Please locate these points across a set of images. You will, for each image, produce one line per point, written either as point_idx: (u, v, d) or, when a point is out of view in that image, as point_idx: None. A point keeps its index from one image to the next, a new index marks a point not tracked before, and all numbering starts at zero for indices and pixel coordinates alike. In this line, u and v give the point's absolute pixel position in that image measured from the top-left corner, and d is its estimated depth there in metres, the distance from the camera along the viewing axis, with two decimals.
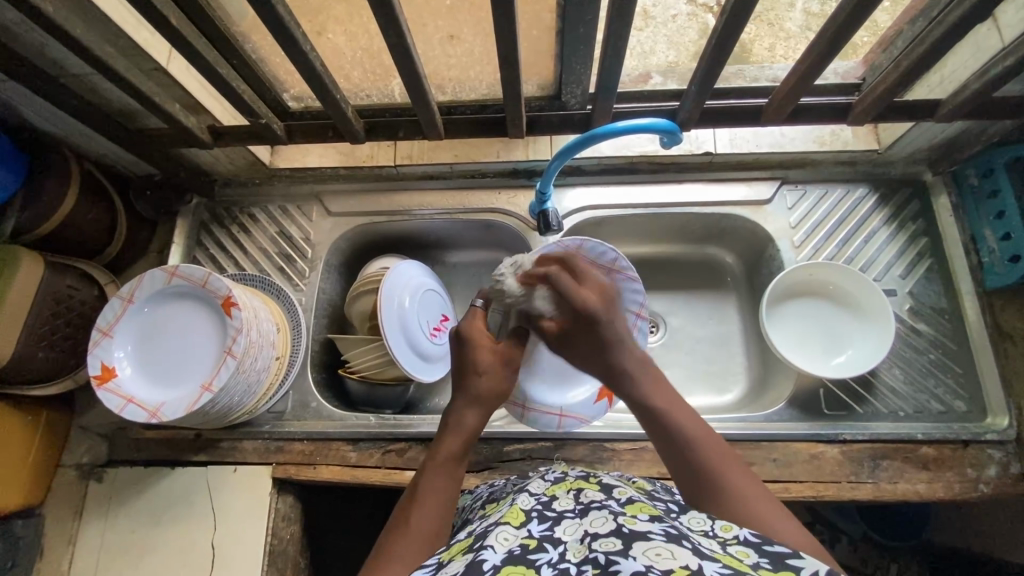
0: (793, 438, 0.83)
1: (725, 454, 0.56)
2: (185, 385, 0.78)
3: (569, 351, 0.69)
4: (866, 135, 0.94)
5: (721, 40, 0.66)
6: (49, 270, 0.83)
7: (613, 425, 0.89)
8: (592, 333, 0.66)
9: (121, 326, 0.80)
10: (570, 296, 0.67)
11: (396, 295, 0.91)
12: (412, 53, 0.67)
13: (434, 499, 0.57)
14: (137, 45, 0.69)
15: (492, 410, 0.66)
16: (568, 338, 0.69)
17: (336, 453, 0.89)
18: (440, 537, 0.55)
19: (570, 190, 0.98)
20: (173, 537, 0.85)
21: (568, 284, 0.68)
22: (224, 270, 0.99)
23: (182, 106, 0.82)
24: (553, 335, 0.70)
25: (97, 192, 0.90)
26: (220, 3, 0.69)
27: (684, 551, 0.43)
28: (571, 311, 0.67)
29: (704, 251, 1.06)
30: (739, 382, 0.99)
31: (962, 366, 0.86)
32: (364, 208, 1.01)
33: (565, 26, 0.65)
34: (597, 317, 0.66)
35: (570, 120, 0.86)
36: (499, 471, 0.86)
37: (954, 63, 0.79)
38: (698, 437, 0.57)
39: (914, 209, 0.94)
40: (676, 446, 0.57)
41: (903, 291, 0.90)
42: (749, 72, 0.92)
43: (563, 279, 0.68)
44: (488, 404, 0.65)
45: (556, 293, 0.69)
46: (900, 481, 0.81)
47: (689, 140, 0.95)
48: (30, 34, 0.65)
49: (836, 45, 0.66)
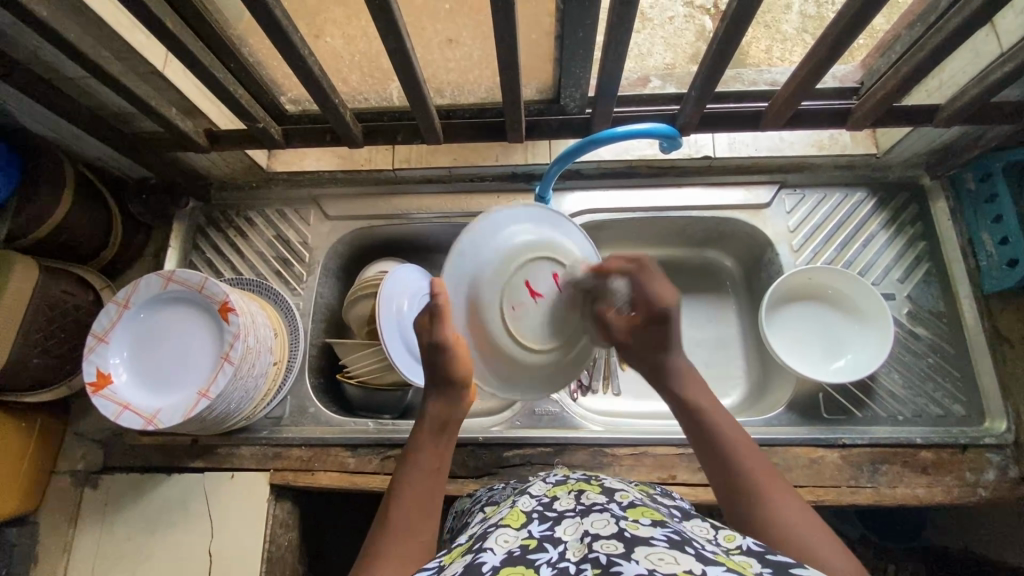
0: (793, 442, 0.84)
1: (758, 455, 0.59)
2: (181, 392, 0.78)
3: (631, 350, 0.69)
4: (864, 139, 0.94)
5: (722, 45, 0.66)
6: (43, 274, 0.83)
7: (613, 429, 0.88)
8: (661, 330, 0.67)
9: (117, 332, 0.80)
10: (649, 292, 0.67)
11: (395, 300, 0.90)
12: (412, 59, 0.66)
13: (414, 502, 0.59)
14: (133, 48, 0.69)
15: (460, 398, 0.66)
16: (641, 337, 0.68)
17: (334, 459, 0.88)
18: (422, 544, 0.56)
19: (569, 193, 0.98)
20: (169, 543, 0.85)
21: (647, 278, 0.68)
22: (221, 275, 0.99)
23: (178, 109, 0.82)
24: (617, 327, 0.69)
25: (92, 196, 0.90)
26: (217, 7, 0.69)
27: (687, 557, 0.43)
28: (646, 308, 0.67)
29: (703, 255, 1.06)
30: (738, 387, 0.99)
31: (960, 370, 0.87)
32: (362, 212, 1.00)
33: (565, 31, 0.65)
34: (668, 319, 0.67)
35: (570, 124, 0.86)
36: (499, 477, 0.85)
37: (952, 68, 0.80)
38: (734, 442, 0.60)
39: (912, 214, 0.94)
40: (716, 449, 0.60)
41: (902, 295, 0.91)
42: (748, 75, 0.92)
43: (642, 279, 0.68)
44: (452, 389, 0.65)
45: (633, 284, 0.68)
46: (898, 485, 0.81)
47: (689, 144, 0.96)
48: (24, 37, 0.65)
49: (836, 52, 0.66)
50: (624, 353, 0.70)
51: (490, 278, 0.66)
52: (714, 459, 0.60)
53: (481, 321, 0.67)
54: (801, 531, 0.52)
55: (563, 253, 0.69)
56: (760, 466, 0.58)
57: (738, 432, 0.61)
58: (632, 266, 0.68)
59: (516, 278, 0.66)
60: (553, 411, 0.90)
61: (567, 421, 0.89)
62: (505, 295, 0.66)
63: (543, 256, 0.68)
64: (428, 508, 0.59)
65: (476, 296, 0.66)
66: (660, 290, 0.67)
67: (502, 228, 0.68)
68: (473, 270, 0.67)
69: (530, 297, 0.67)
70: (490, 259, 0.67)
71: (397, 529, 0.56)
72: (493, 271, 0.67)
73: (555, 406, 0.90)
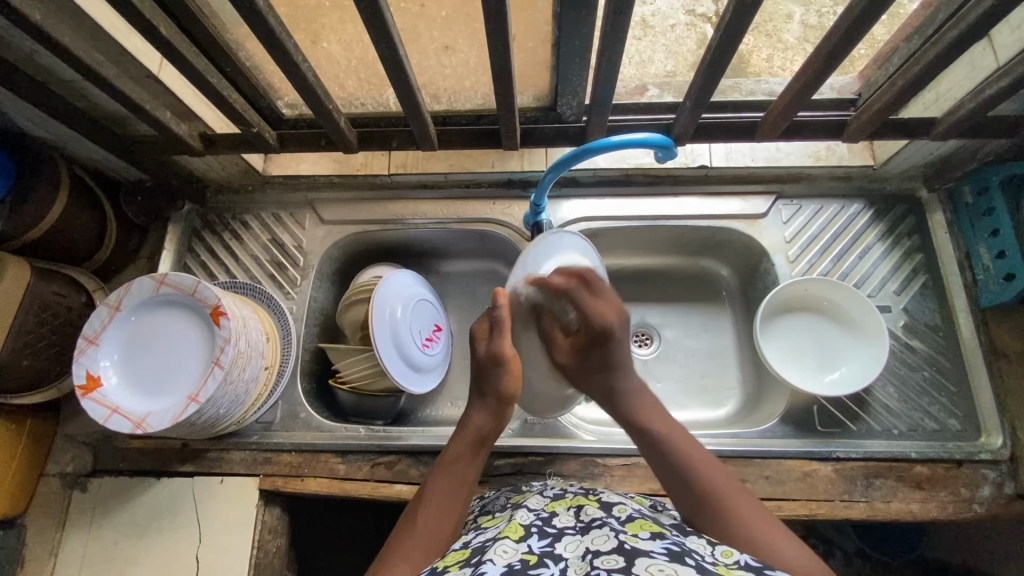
0: (786, 455, 0.83)
1: (708, 458, 0.64)
2: (170, 396, 0.77)
3: (577, 376, 0.76)
4: (862, 151, 0.94)
5: (717, 55, 0.66)
6: (36, 275, 0.82)
7: (606, 439, 0.88)
8: (602, 352, 0.74)
9: (108, 334, 0.80)
10: (592, 314, 0.73)
11: (388, 305, 0.89)
12: (405, 65, 0.66)
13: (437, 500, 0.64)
14: (128, 52, 0.69)
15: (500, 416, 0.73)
16: (586, 359, 0.75)
17: (324, 465, 0.88)
18: (439, 544, 0.60)
19: (565, 201, 0.98)
20: (156, 548, 0.84)
21: (590, 300, 0.74)
22: (215, 278, 0.98)
23: (173, 112, 0.82)
24: (565, 359, 0.77)
25: (87, 197, 0.90)
26: (213, 12, 0.69)
27: (688, 569, 0.43)
28: (591, 330, 0.74)
29: (699, 264, 1.06)
30: (733, 398, 0.98)
31: (956, 384, 0.86)
32: (358, 216, 1.00)
33: (560, 40, 0.65)
34: (609, 338, 0.73)
35: (565, 133, 0.85)
36: (489, 486, 0.85)
37: (949, 82, 0.79)
38: (681, 445, 0.65)
39: (909, 226, 0.93)
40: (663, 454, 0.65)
41: (898, 308, 0.90)
42: (746, 85, 0.91)
43: (583, 296, 0.74)
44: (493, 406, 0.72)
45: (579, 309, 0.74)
46: (892, 500, 0.80)
47: (685, 153, 0.95)
48: (18, 40, 0.65)
49: (831, 64, 0.66)
50: (572, 377, 0.77)
51: (536, 293, 0.77)
52: (664, 465, 0.64)
53: (533, 333, 0.79)
54: (760, 533, 0.56)
55: (595, 273, 0.81)
56: (712, 466, 0.63)
57: (689, 437, 0.66)
58: (574, 283, 0.74)
59: (558, 299, 0.77)
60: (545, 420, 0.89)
61: (560, 430, 0.88)
62: (549, 314, 0.78)
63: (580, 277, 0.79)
64: (450, 513, 0.63)
65: (526, 312, 0.78)
66: (596, 308, 0.73)
67: (547, 254, 0.80)
68: (521, 287, 0.79)
69: (569, 312, 0.77)
70: (541, 276, 0.78)
71: (421, 528, 0.61)
72: (538, 294, 0.77)
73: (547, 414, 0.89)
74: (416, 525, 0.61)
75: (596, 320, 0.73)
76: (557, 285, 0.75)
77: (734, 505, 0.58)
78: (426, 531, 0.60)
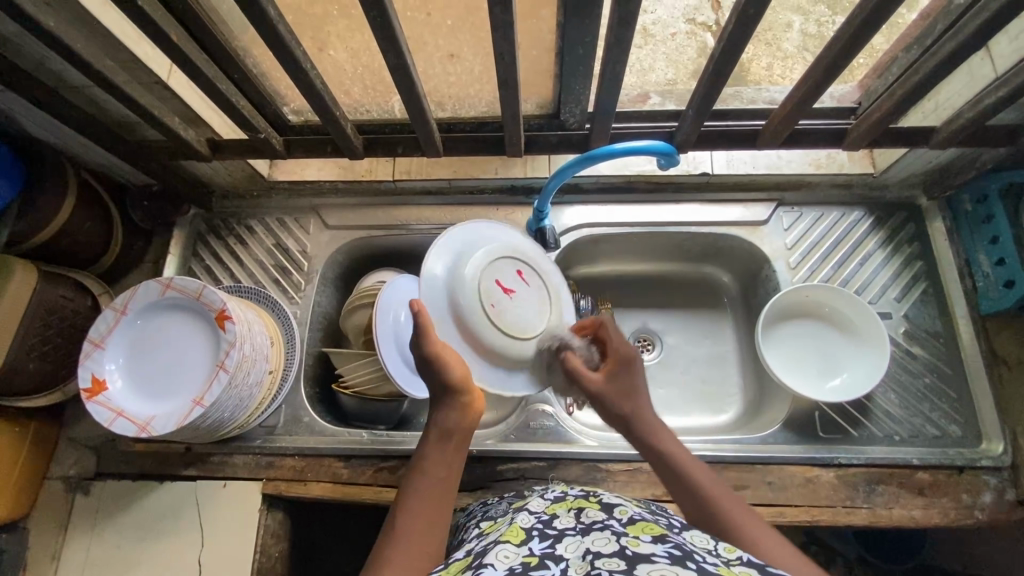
0: (788, 461, 0.83)
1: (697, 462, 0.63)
2: (175, 399, 0.78)
3: (597, 397, 0.71)
4: (862, 159, 0.95)
5: (719, 65, 0.67)
6: (43, 280, 0.83)
7: (609, 443, 0.88)
8: (631, 373, 0.72)
9: (114, 337, 0.80)
10: (617, 342, 0.74)
11: (391, 310, 0.90)
12: (412, 73, 0.67)
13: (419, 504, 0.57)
14: (138, 58, 0.70)
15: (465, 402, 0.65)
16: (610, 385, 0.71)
17: (327, 469, 0.88)
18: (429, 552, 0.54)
19: (568, 207, 0.98)
20: (159, 553, 0.84)
21: (614, 330, 0.76)
22: (219, 282, 0.99)
23: (181, 118, 0.82)
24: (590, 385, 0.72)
25: (93, 202, 0.90)
26: (222, 20, 0.70)
27: (688, 572, 0.43)
28: (617, 354, 0.73)
29: (701, 270, 1.07)
30: (734, 404, 0.98)
31: (957, 391, 0.86)
32: (362, 222, 1.01)
33: (564, 49, 0.66)
34: (633, 363, 0.73)
35: (569, 140, 0.86)
36: (492, 491, 0.85)
37: (947, 91, 0.80)
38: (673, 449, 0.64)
39: (910, 233, 0.94)
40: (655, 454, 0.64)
41: (899, 314, 0.91)
42: (747, 94, 0.92)
43: (610, 331, 0.76)
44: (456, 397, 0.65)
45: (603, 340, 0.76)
46: (894, 506, 0.81)
47: (687, 160, 0.95)
48: (31, 47, 0.66)
49: (832, 73, 0.67)
50: (598, 408, 0.71)
51: (466, 278, 0.72)
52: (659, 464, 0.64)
53: (467, 325, 0.71)
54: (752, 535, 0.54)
55: (524, 255, 0.79)
56: (699, 469, 0.62)
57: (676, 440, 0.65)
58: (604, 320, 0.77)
59: (484, 279, 0.73)
60: (548, 426, 0.89)
61: (563, 436, 0.88)
62: (480, 294, 0.72)
63: (505, 257, 0.76)
64: (434, 514, 0.57)
65: (455, 302, 0.72)
66: (623, 343, 0.75)
67: (460, 238, 0.76)
68: (448, 271, 0.73)
69: (503, 294, 0.73)
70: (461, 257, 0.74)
71: (404, 535, 0.55)
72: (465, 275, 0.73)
73: (550, 419, 0.90)
74: (399, 533, 0.55)
75: (620, 347, 0.74)
76: (483, 269, 0.73)
77: (722, 502, 0.58)
78: (410, 538, 0.54)
